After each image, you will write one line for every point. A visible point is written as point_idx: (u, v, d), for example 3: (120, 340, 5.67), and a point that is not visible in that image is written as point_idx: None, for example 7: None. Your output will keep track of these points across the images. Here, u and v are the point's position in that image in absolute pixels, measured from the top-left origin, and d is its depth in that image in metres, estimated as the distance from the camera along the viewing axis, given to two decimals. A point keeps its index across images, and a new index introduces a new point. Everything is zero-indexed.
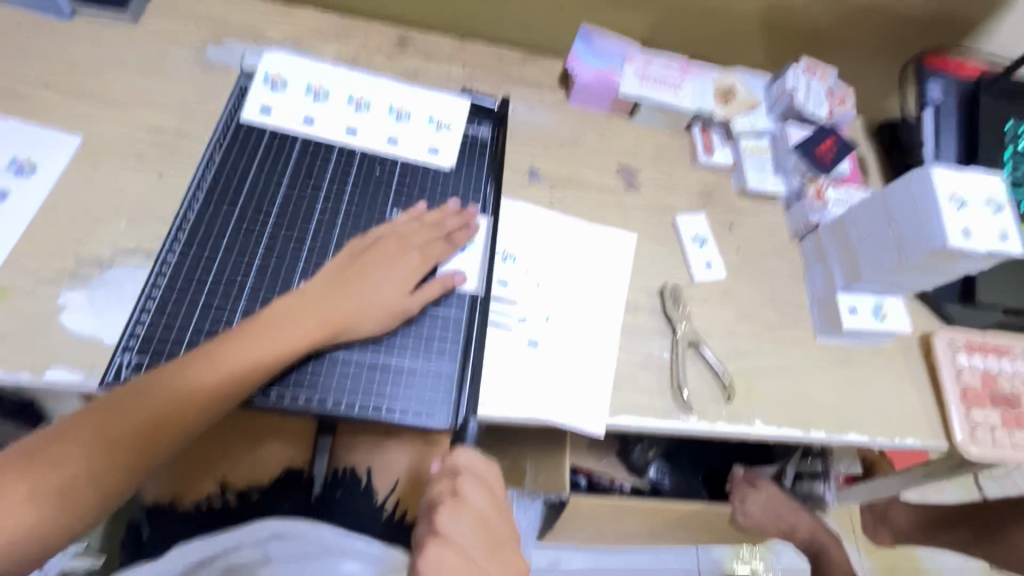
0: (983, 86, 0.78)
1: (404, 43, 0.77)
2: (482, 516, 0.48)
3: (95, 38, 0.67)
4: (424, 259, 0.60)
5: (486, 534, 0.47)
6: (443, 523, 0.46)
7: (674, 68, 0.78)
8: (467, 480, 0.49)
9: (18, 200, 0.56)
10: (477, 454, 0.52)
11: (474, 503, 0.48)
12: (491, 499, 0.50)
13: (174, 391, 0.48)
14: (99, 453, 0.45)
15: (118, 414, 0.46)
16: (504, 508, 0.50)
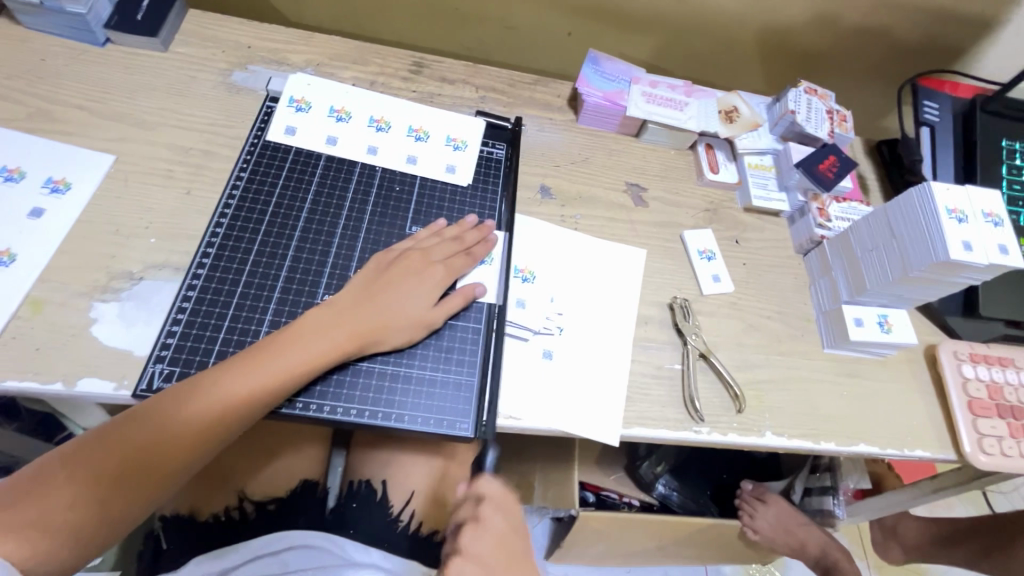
0: (978, 107, 0.81)
1: (420, 67, 0.80)
2: (501, 536, 0.48)
3: (128, 64, 0.70)
4: (446, 276, 0.61)
5: (506, 551, 0.47)
6: (467, 541, 0.47)
7: (679, 89, 0.81)
8: (486, 506, 0.51)
9: (53, 218, 0.58)
10: (498, 484, 0.54)
11: (495, 526, 0.49)
12: (509, 525, 0.50)
13: (180, 421, 0.48)
14: (101, 484, 0.46)
15: (117, 441, 0.46)
16: (521, 531, 0.51)
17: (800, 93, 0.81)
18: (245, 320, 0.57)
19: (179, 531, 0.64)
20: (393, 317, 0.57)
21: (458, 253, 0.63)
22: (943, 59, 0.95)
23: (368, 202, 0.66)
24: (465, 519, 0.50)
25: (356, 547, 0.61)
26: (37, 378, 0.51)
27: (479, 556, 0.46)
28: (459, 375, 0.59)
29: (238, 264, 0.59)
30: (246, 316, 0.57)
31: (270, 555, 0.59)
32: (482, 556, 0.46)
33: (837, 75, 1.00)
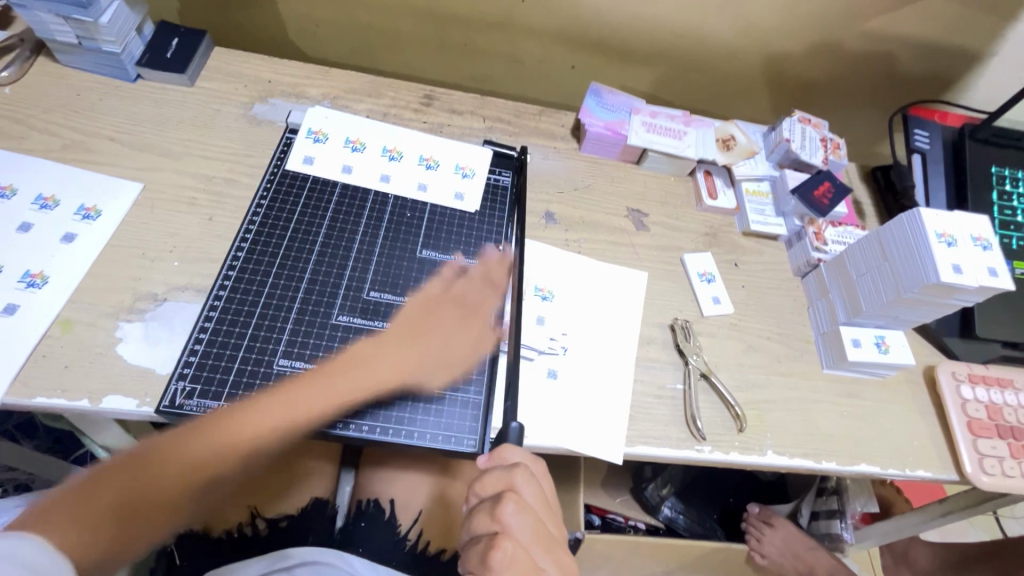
0: (967, 135, 0.84)
1: (430, 99, 0.85)
2: (537, 512, 0.49)
3: (156, 99, 0.75)
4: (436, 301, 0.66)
5: (543, 531, 0.49)
6: (507, 520, 0.47)
7: (678, 119, 0.85)
8: (521, 476, 0.49)
9: (83, 242, 0.62)
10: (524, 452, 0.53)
11: (531, 501, 0.49)
12: (542, 496, 0.50)
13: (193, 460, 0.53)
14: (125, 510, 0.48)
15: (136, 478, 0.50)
16: (551, 502, 0.52)
17: (794, 122, 0.85)
18: (263, 340, 0.59)
19: (192, 546, 0.66)
20: (414, 365, 0.62)
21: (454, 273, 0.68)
22: (933, 89, 0.99)
23: (381, 227, 0.69)
24: (501, 490, 0.49)
25: (364, 564, 0.63)
26: (65, 395, 0.53)
27: (521, 538, 0.47)
28: (467, 393, 0.61)
29: (257, 286, 0.62)
30: (264, 336, 0.59)
31: (283, 569, 0.61)
32: (524, 538, 0.47)
33: (831, 104, 1.03)
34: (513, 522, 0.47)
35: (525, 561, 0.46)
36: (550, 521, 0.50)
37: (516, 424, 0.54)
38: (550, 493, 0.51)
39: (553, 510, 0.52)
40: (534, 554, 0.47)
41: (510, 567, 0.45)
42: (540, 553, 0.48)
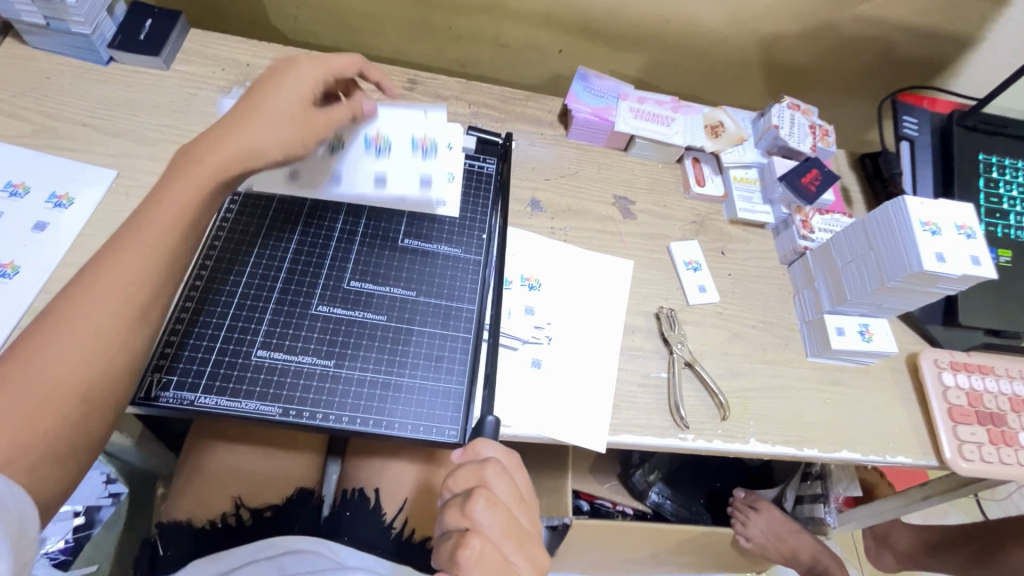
0: (955, 121, 0.83)
1: (414, 84, 0.83)
2: (509, 507, 0.49)
3: (130, 82, 0.72)
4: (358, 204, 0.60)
5: (516, 525, 0.48)
6: (478, 514, 0.47)
7: (666, 105, 0.83)
8: (491, 471, 0.50)
9: (55, 231, 0.60)
10: (497, 447, 0.53)
11: (502, 495, 0.49)
12: (514, 490, 0.50)
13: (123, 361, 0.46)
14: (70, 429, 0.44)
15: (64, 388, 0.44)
16: (523, 498, 0.52)
17: (783, 108, 0.84)
18: (241, 330, 0.58)
19: (176, 537, 0.65)
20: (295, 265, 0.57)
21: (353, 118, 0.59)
22: (924, 74, 0.98)
23: (363, 216, 0.68)
24: (471, 485, 0.49)
25: (350, 552, 0.62)
26: None
27: (492, 533, 0.47)
28: (449, 383, 0.60)
29: (235, 276, 0.61)
30: (242, 326, 0.59)
31: (267, 559, 0.61)
32: (496, 532, 0.47)
33: (821, 89, 1.03)
34: (483, 516, 0.47)
35: (497, 555, 0.46)
36: (523, 514, 0.50)
37: (493, 418, 0.55)
38: (522, 489, 0.52)
39: (526, 505, 0.52)
40: (506, 548, 0.47)
41: (481, 562, 0.45)
42: (512, 547, 0.47)
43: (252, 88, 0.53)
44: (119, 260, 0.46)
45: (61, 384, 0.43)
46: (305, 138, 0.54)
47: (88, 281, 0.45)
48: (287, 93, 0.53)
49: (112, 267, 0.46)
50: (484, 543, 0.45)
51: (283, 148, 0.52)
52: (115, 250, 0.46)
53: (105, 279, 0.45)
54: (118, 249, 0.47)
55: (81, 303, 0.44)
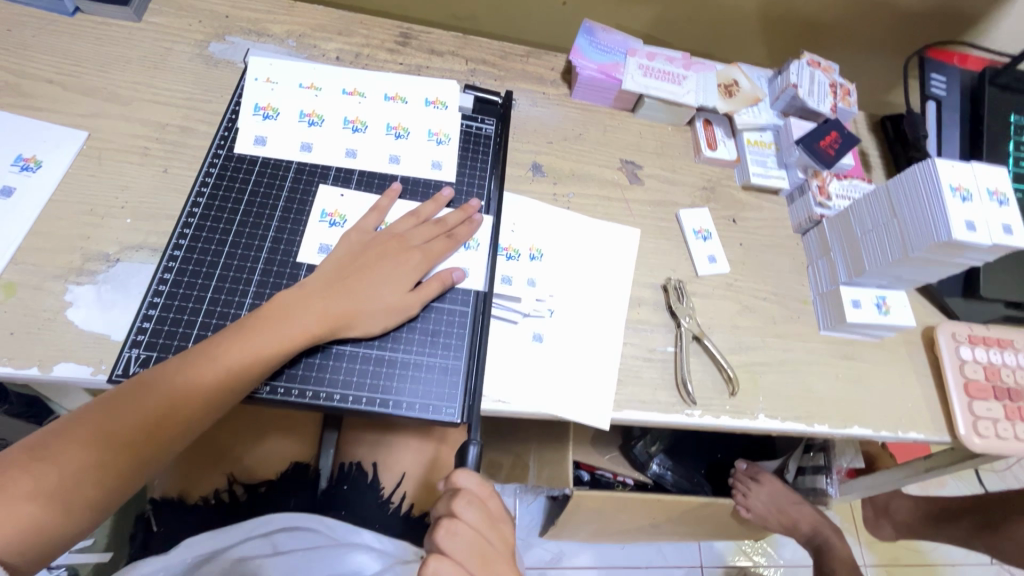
0: (987, 79, 0.78)
1: (407, 38, 0.77)
2: (479, 534, 0.47)
3: (99, 35, 0.67)
4: (448, 240, 0.61)
5: (483, 549, 0.46)
6: (439, 541, 0.46)
7: (677, 62, 0.78)
8: (461, 500, 0.47)
9: (23, 197, 0.56)
10: (477, 475, 0.49)
11: (471, 522, 0.47)
12: (487, 515, 0.48)
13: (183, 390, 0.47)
14: (111, 451, 0.45)
15: (122, 414, 0.45)
16: (501, 522, 0.49)
17: (803, 65, 0.78)
18: (224, 303, 0.55)
19: (169, 514, 0.64)
20: (382, 317, 0.56)
21: (465, 218, 0.63)
22: (953, 29, 0.91)
23: (352, 180, 0.63)
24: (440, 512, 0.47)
25: (346, 529, 0.61)
26: (12, 363, 0.49)
27: (456, 558, 0.45)
28: (446, 359, 0.58)
29: (216, 246, 0.57)
30: (225, 299, 0.55)
31: (261, 536, 0.59)
32: (459, 558, 0.45)
33: (842, 45, 0.96)
34: (445, 542, 0.45)
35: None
36: (499, 541, 0.48)
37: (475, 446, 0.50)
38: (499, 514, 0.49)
39: (503, 530, 0.49)
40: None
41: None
42: (477, 572, 0.45)
43: (353, 274, 0.56)
44: (246, 339, 0.50)
45: (132, 413, 0.46)
46: (386, 318, 0.56)
47: (219, 348, 0.49)
48: (379, 314, 0.55)
49: (245, 347, 0.50)
50: (445, 571, 0.44)
51: (375, 320, 0.55)
52: (224, 367, 0.49)
53: (218, 386, 0.48)
54: (253, 324, 0.51)
55: (209, 372, 0.48)
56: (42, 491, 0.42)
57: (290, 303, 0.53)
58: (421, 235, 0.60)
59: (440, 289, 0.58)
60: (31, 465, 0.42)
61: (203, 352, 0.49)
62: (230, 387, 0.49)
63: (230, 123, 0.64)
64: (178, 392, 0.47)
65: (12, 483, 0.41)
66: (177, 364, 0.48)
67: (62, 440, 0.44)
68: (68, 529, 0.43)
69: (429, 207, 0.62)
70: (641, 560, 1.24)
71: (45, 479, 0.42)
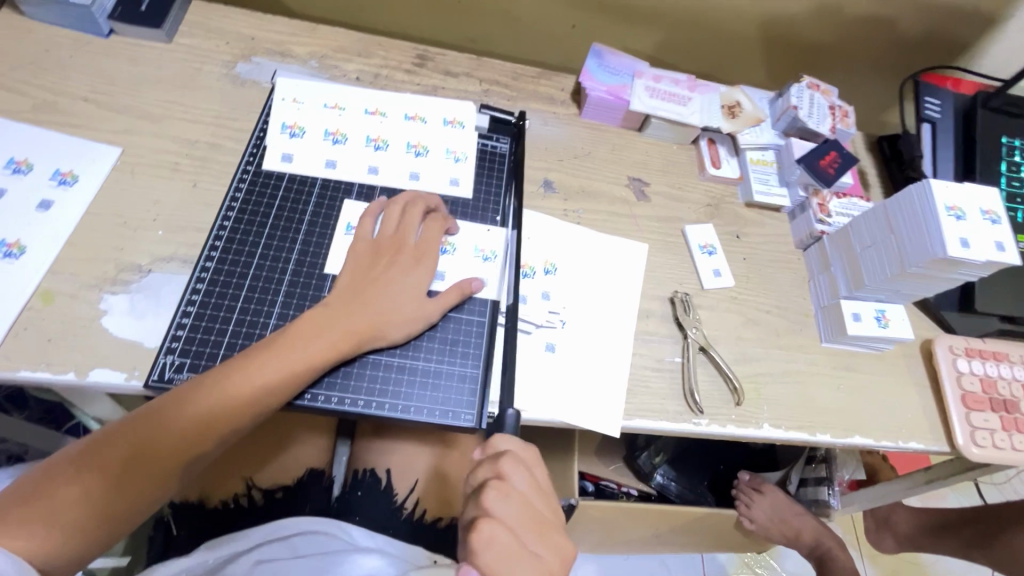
0: (979, 103, 0.81)
1: (424, 60, 0.81)
2: (527, 499, 0.48)
3: (132, 56, 0.70)
4: None
5: (531, 515, 0.48)
6: (492, 504, 0.47)
7: (683, 84, 0.81)
8: (508, 464, 0.49)
9: (61, 210, 0.59)
10: (519, 440, 0.52)
11: (520, 485, 0.49)
12: (534, 481, 0.50)
13: (212, 403, 0.49)
14: (145, 460, 0.47)
15: (156, 426, 0.48)
16: (545, 491, 0.51)
17: (802, 88, 0.82)
18: (254, 312, 0.58)
19: (190, 517, 0.66)
20: (403, 327, 0.58)
21: None
22: (946, 53, 0.95)
23: (375, 195, 0.66)
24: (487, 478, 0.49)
25: (362, 533, 0.62)
26: (50, 368, 0.52)
27: (507, 522, 0.47)
28: (464, 367, 0.60)
29: (245, 257, 0.60)
30: (254, 309, 0.58)
31: (280, 540, 0.60)
32: (511, 522, 0.47)
33: (840, 68, 1.00)
34: (496, 506, 0.47)
35: (510, 545, 0.46)
36: (546, 505, 0.49)
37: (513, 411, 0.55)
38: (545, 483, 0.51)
39: (549, 496, 0.51)
40: (523, 539, 0.46)
41: (491, 548, 0.45)
42: (531, 539, 0.47)
43: (376, 286, 0.58)
44: (279, 353, 0.52)
45: (166, 424, 0.48)
46: (407, 327, 0.58)
47: (249, 364, 0.51)
48: (400, 324, 0.57)
49: (276, 361, 0.52)
50: (497, 533, 0.45)
51: (398, 329, 0.57)
52: (258, 380, 0.51)
53: (251, 398, 0.50)
54: (284, 338, 0.53)
55: (244, 385, 0.50)
56: (84, 498, 0.44)
57: (318, 317, 0.55)
58: (441, 248, 0.63)
59: (459, 297, 0.60)
60: (77, 473, 0.45)
61: (236, 366, 0.51)
62: (264, 399, 0.51)
63: (258, 140, 0.67)
64: (210, 405, 0.49)
65: (58, 491, 0.43)
66: (209, 379, 0.50)
67: (103, 450, 0.46)
68: (105, 536, 0.45)
69: (447, 220, 0.65)
70: (644, 572, 1.25)
71: (86, 487, 0.44)
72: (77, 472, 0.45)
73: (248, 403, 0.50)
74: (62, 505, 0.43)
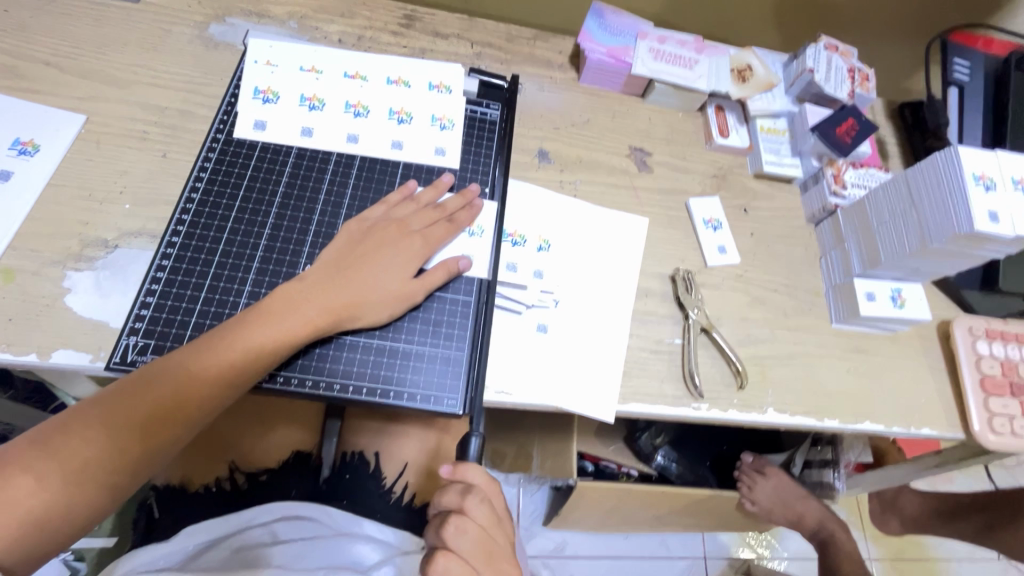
0: (1012, 65, 0.76)
1: (411, 20, 0.75)
2: (485, 533, 0.46)
3: (97, 16, 0.66)
4: (449, 225, 0.60)
5: (489, 549, 0.46)
6: (448, 538, 0.45)
7: (689, 45, 0.75)
8: (471, 498, 0.46)
9: (21, 181, 0.55)
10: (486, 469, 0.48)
11: (480, 518, 0.46)
12: (493, 513, 0.47)
13: (181, 383, 0.47)
14: (110, 444, 0.44)
15: (120, 408, 0.45)
16: (506, 519, 0.49)
17: (819, 49, 0.75)
18: (223, 291, 0.54)
19: (170, 501, 0.64)
20: (382, 304, 0.54)
21: (465, 203, 0.61)
22: (977, 10, 0.88)
23: (353, 167, 0.62)
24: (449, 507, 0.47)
25: (348, 518, 0.61)
26: (11, 350, 0.49)
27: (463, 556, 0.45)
28: (449, 349, 0.57)
29: (214, 232, 0.56)
30: (224, 287, 0.55)
31: (262, 525, 0.59)
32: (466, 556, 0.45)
33: (860, 28, 0.93)
34: (454, 541, 0.45)
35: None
36: (504, 539, 0.48)
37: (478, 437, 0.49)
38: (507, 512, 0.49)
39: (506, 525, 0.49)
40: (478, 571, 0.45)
41: None
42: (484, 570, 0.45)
43: (353, 264, 0.55)
44: (250, 330, 0.49)
45: (132, 406, 0.45)
46: (388, 305, 0.54)
47: (220, 341, 0.48)
48: (381, 304, 0.54)
49: (247, 339, 0.49)
50: (452, 569, 0.44)
51: (381, 309, 0.54)
52: (229, 360, 0.48)
53: (223, 378, 0.48)
54: (255, 316, 0.50)
55: (213, 364, 0.47)
56: (44, 486, 0.41)
57: (291, 294, 0.52)
58: (421, 219, 0.59)
59: (446, 277, 0.57)
60: (34, 460, 0.41)
61: (206, 344, 0.48)
62: (239, 378, 0.48)
63: (230, 106, 0.62)
64: (179, 384, 0.46)
65: (15, 480, 0.40)
66: (179, 357, 0.47)
67: (62, 433, 0.43)
68: (67, 527, 0.42)
69: (417, 186, 0.62)
70: (644, 552, 1.24)
71: (45, 474, 0.41)
72: (34, 458, 0.41)
73: (218, 382, 0.48)
74: (19, 492, 0.40)
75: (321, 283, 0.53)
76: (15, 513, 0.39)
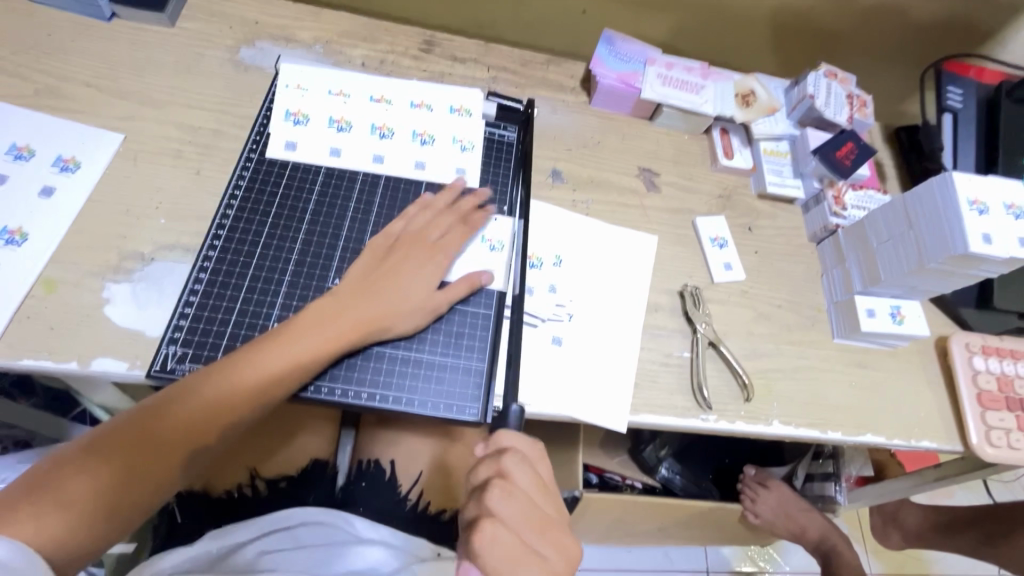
0: (1004, 92, 0.79)
1: (430, 45, 0.79)
2: (530, 497, 0.47)
3: (134, 40, 0.69)
4: (465, 228, 0.63)
5: (535, 512, 0.47)
6: (493, 504, 0.46)
7: (695, 71, 0.79)
8: (512, 462, 0.48)
9: (63, 197, 0.58)
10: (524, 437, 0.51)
11: (524, 483, 0.47)
12: (537, 479, 0.48)
13: (220, 395, 0.49)
14: (154, 452, 0.46)
15: (163, 418, 0.47)
16: (551, 487, 0.50)
17: (819, 76, 0.79)
18: (257, 303, 0.57)
19: (193, 506, 0.65)
20: (408, 316, 0.57)
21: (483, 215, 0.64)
22: (969, 40, 0.92)
23: (379, 185, 0.65)
24: (490, 475, 0.48)
25: (366, 524, 0.62)
26: (54, 357, 0.51)
27: (509, 522, 0.46)
28: (470, 360, 0.59)
29: (248, 248, 0.59)
30: (258, 299, 0.57)
31: (284, 529, 0.60)
32: (513, 522, 0.46)
33: (858, 56, 0.97)
34: (498, 506, 0.46)
35: (513, 543, 0.45)
36: (550, 505, 0.48)
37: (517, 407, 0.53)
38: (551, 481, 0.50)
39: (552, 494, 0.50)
40: (527, 540, 0.46)
41: (493, 548, 0.44)
42: (533, 537, 0.46)
43: (381, 278, 0.57)
44: (285, 344, 0.52)
45: (175, 417, 0.47)
46: (414, 317, 0.57)
47: (256, 354, 0.51)
48: (408, 317, 0.57)
49: (281, 353, 0.51)
50: (500, 535, 0.45)
51: (408, 321, 0.57)
52: (265, 373, 0.50)
53: (260, 391, 0.50)
54: (289, 330, 0.52)
55: (250, 377, 0.50)
56: (92, 491, 0.43)
57: (324, 308, 0.54)
58: (440, 228, 0.62)
59: (468, 290, 0.59)
60: (84, 466, 0.44)
61: (243, 358, 0.50)
62: (274, 390, 0.51)
63: (262, 127, 0.66)
64: (218, 395, 0.49)
65: (67, 485, 0.42)
66: (217, 369, 0.50)
67: (110, 441, 0.45)
68: (111, 531, 0.44)
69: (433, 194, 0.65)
70: (647, 564, 1.25)
71: (94, 479, 0.43)
72: (84, 465, 0.44)
73: (255, 395, 0.50)
74: (71, 496, 0.42)
75: (351, 297, 0.55)
76: (67, 517, 0.42)
